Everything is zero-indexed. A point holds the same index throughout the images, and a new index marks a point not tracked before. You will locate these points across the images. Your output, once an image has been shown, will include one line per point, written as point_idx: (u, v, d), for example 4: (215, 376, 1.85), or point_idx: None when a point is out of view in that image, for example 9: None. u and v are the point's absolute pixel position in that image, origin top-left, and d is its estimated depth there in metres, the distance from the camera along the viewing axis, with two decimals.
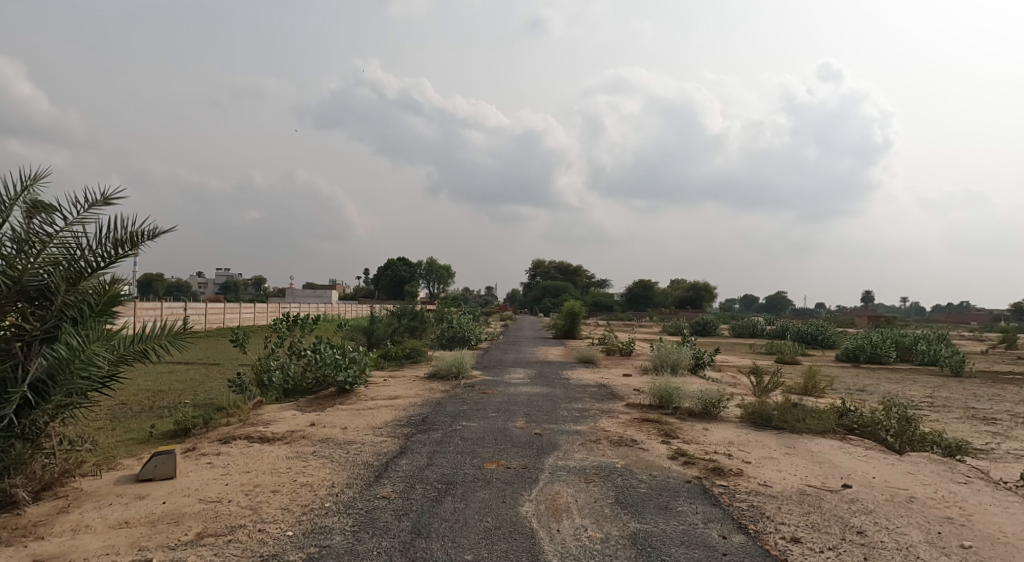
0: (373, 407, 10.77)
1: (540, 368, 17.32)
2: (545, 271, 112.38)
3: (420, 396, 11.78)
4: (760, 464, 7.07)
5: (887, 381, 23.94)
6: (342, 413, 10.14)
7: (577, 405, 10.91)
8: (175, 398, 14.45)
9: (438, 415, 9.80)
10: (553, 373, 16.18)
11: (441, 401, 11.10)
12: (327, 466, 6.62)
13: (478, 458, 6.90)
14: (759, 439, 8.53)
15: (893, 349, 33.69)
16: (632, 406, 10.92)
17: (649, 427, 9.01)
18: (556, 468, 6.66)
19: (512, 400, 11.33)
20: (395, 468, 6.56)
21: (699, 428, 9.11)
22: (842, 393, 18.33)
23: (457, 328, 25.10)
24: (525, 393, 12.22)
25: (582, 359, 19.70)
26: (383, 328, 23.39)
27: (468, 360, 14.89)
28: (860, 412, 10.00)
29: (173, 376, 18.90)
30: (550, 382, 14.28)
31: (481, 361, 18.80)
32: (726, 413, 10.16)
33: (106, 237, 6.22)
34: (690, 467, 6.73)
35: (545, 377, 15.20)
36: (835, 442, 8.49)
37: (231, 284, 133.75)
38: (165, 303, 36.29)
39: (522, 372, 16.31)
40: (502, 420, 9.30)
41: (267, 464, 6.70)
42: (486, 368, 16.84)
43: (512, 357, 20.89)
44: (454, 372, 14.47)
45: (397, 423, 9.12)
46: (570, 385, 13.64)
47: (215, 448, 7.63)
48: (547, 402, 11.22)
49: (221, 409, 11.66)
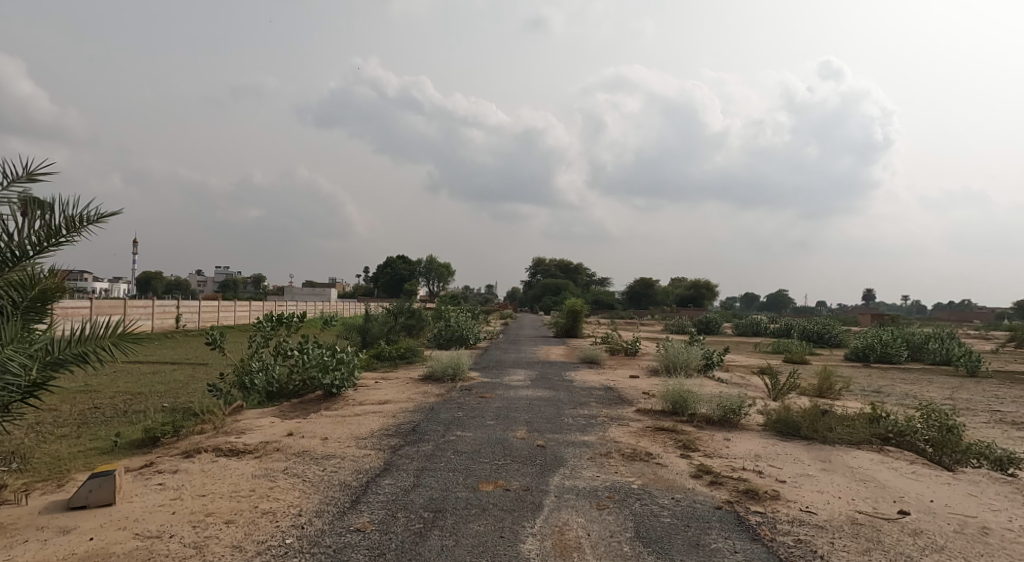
0: (360, 414, 9.85)
1: (541, 370, 16.39)
2: (545, 270, 111.41)
3: (412, 401, 10.87)
4: (797, 484, 6.15)
5: (902, 382, 23.03)
6: (326, 421, 9.22)
7: (582, 411, 9.99)
8: (153, 402, 13.56)
9: (430, 423, 8.88)
10: (556, 374, 15.25)
11: (435, 407, 10.17)
12: (296, 488, 5.70)
13: (472, 478, 5.98)
14: (789, 451, 7.60)
15: (904, 348, 32.79)
16: (643, 411, 10.01)
17: (664, 438, 8.08)
18: (562, 489, 5.74)
19: (512, 405, 10.42)
20: (375, 490, 5.64)
21: (720, 439, 8.18)
22: (859, 395, 17.42)
23: (456, 326, 24.18)
24: (526, 398, 11.30)
25: (586, 359, 18.80)
26: (378, 326, 22.46)
27: (465, 361, 13.97)
28: (895, 420, 9.08)
29: (156, 377, 17.96)
30: (553, 384, 13.36)
31: (479, 361, 17.88)
32: (748, 420, 9.25)
33: (34, 221, 5.35)
34: (718, 489, 5.79)
35: (547, 379, 14.29)
36: (873, 455, 7.58)
37: (231, 282, 132.89)
38: (156, 303, 35.31)
39: (523, 373, 15.38)
40: (501, 429, 8.38)
41: (227, 485, 5.77)
42: (485, 369, 15.92)
43: (512, 357, 19.94)
44: (450, 374, 13.54)
45: (384, 433, 8.19)
46: (574, 388, 12.74)
47: (174, 463, 6.72)
48: (550, 407, 10.29)
49: (196, 414, 10.74)
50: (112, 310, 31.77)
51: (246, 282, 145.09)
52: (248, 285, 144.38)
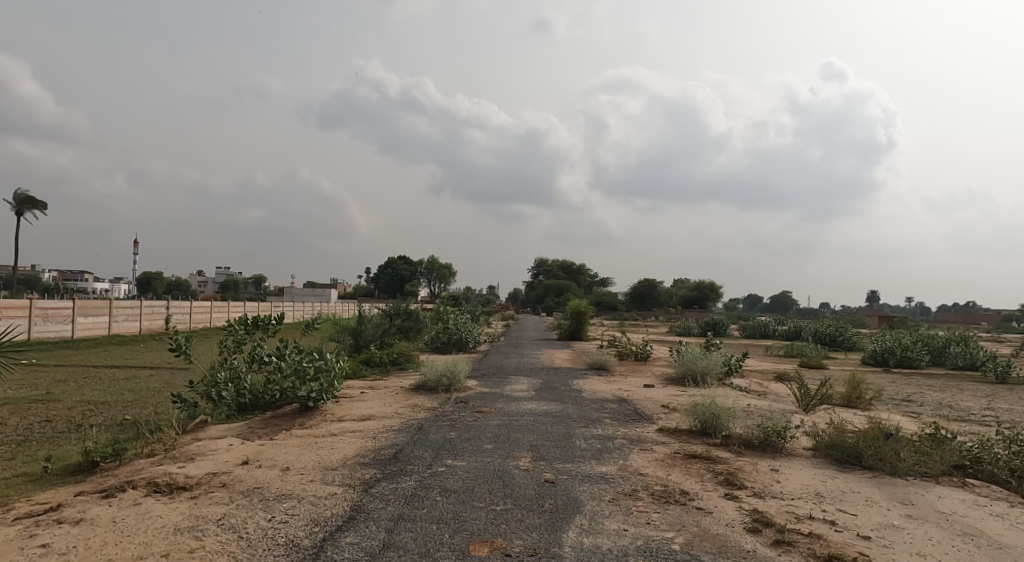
0: (336, 433, 8.44)
1: (546, 377, 14.92)
2: (548, 270, 109.92)
3: (400, 417, 9.46)
4: (886, 541, 4.72)
5: (929, 389, 21.56)
6: (294, 444, 7.78)
7: (595, 430, 8.57)
8: (114, 414, 12.15)
9: (416, 447, 7.46)
10: (562, 383, 13.81)
11: (425, 426, 8.74)
12: (224, 552, 4.27)
13: (463, 536, 4.55)
14: (858, 489, 6.14)
15: (925, 352, 31.30)
16: (667, 431, 8.57)
17: (699, 468, 6.65)
18: (581, 552, 4.31)
19: (514, 423, 8.99)
20: (332, 555, 4.22)
21: (767, 471, 6.71)
22: (892, 406, 16.00)
23: (454, 329, 22.72)
24: (530, 413, 9.87)
25: (595, 365, 17.35)
26: (371, 329, 21.01)
27: (462, 369, 12.52)
28: (970, 443, 7.63)
29: (127, 384, 16.54)
30: (559, 396, 11.92)
31: (478, 367, 16.47)
32: (793, 443, 7.79)
33: None
34: (789, 553, 4.36)
35: (553, 389, 12.85)
36: (960, 493, 6.14)
37: (231, 283, 131.39)
38: (145, 303, 33.89)
39: (526, 381, 13.94)
40: (501, 456, 6.96)
41: (135, 547, 4.37)
42: (484, 377, 14.48)
43: (514, 362, 18.49)
44: (445, 384, 12.11)
45: (358, 462, 6.76)
46: (584, 400, 11.32)
47: (85, 507, 5.32)
48: (558, 426, 8.84)
49: (151, 431, 9.35)
50: (96, 312, 30.31)
51: (247, 283, 143.68)
52: (249, 286, 143.00)
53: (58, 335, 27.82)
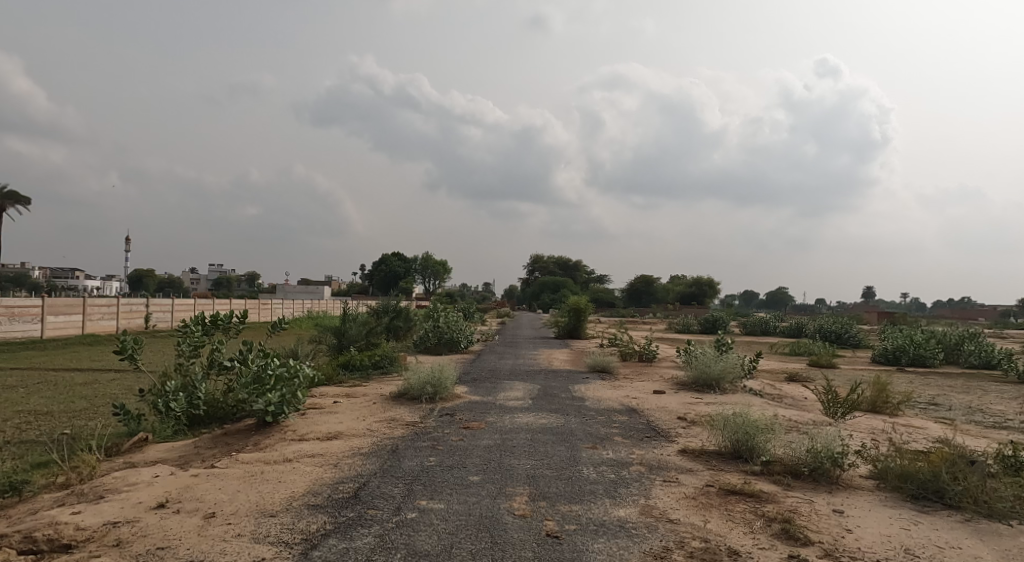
0: (292, 459, 6.94)
1: (545, 382, 13.46)
2: (544, 266, 108.45)
3: (372, 436, 7.97)
4: None
5: (952, 390, 20.19)
6: (235, 475, 6.27)
7: (605, 454, 7.09)
8: (51, 427, 10.59)
9: (385, 480, 5.97)
10: (562, 389, 12.34)
11: (400, 449, 7.24)
12: None
13: None
14: (957, 543, 4.67)
15: (938, 349, 29.95)
16: (693, 454, 7.10)
17: (745, 512, 5.18)
18: None
19: (508, 443, 7.52)
20: None
21: (829, 513, 5.26)
22: (921, 413, 14.63)
23: (445, 329, 21.22)
24: (527, 430, 8.39)
25: (597, 368, 15.90)
26: (357, 328, 19.50)
27: (449, 374, 11.03)
28: None
29: (82, 390, 14.97)
30: (560, 406, 10.44)
31: (470, 370, 15.00)
32: (851, 472, 6.32)
33: None
34: None
35: (552, 397, 11.39)
36: None
37: (224, 281, 129.79)
38: (122, 300, 32.27)
39: (522, 388, 12.49)
40: (490, 495, 5.48)
41: None
42: (475, 382, 13.01)
43: (509, 365, 16.99)
44: (429, 392, 10.64)
45: (307, 504, 5.25)
46: (589, 412, 9.86)
47: None
48: (560, 447, 7.36)
49: (76, 452, 7.82)
50: (69, 311, 28.71)
51: (241, 281, 141.66)
52: (242, 284, 141.25)
53: (25, 335, 26.19)
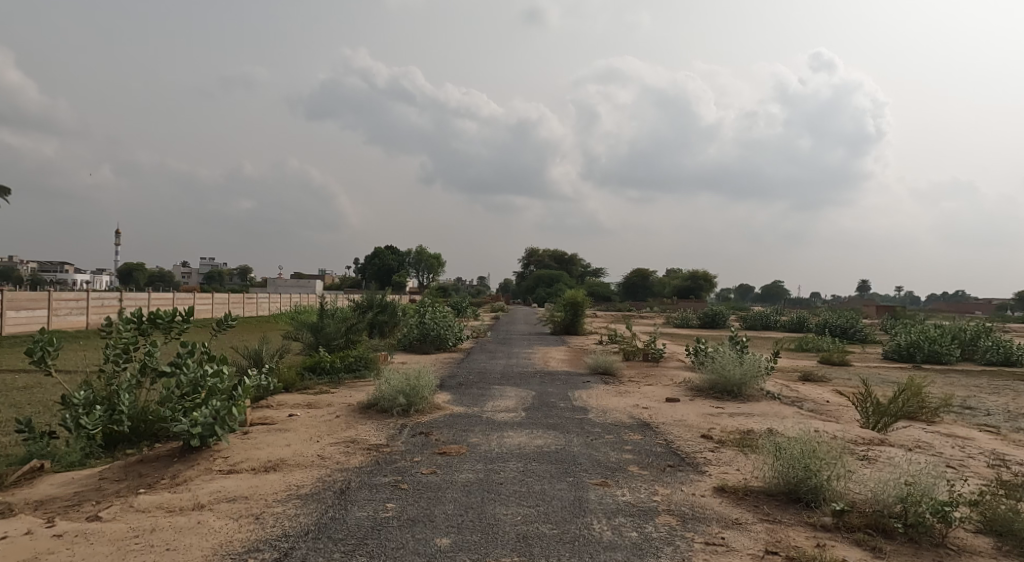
0: (203, 505, 5.19)
1: (540, 387, 11.76)
2: (539, 260, 106.65)
3: (320, 468, 6.25)
4: None
5: (981, 391, 18.57)
6: (114, 535, 4.54)
7: (620, 495, 5.40)
8: None
9: (317, 547, 4.25)
10: (559, 397, 10.66)
11: (352, 490, 5.53)
12: None
13: None
14: None
15: (954, 345, 28.40)
16: (736, 495, 5.42)
17: None
18: None
19: (493, 480, 5.81)
20: None
21: None
22: (962, 422, 13.03)
23: (431, 325, 19.51)
24: (517, 456, 6.68)
25: (598, 370, 14.20)
26: (334, 325, 17.76)
27: (426, 382, 9.32)
28: None
29: (16, 395, 13.17)
30: (559, 419, 8.76)
31: (456, 373, 13.30)
32: (959, 528, 4.64)
33: None
34: None
35: (549, 407, 9.71)
36: None
37: (215, 276, 127.42)
38: (92, 295, 30.35)
39: (513, 395, 10.80)
40: None
41: None
42: (461, 389, 11.30)
43: (501, 366, 15.27)
44: (402, 403, 8.92)
45: None
46: (593, 429, 8.17)
47: None
48: (561, 485, 5.65)
49: None
50: (31, 306, 26.80)
51: (233, 275, 139.68)
52: (235, 277, 139.35)
53: None
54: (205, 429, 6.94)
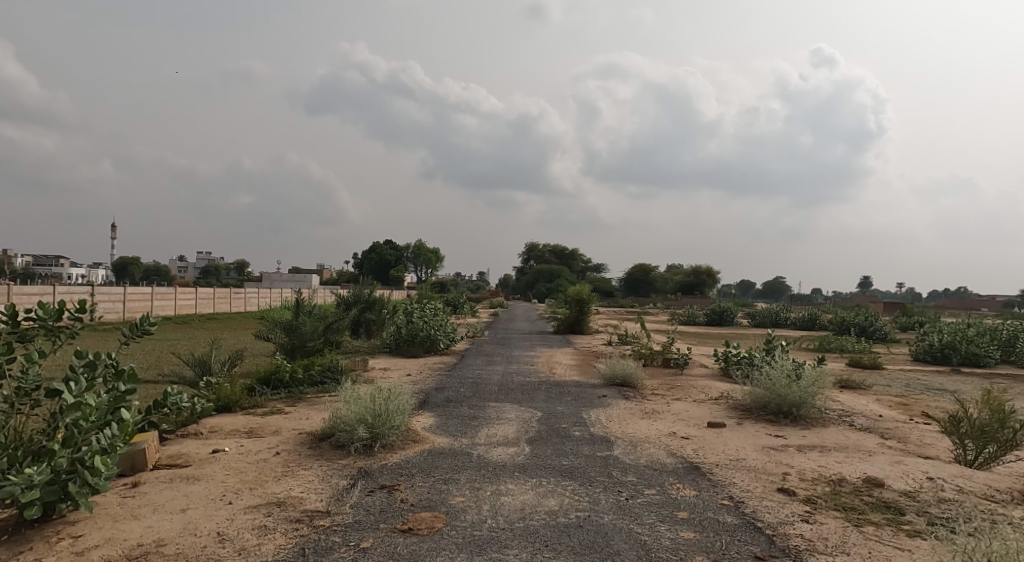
0: None
1: (547, 405, 9.45)
2: (539, 255, 104.26)
3: None
4: None
5: None
6: None
7: None
8: None
9: None
10: (574, 421, 8.33)
11: None
12: None
13: None
14: None
15: (993, 346, 26.00)
16: None
17: None
18: None
19: None
20: None
21: None
22: None
23: (421, 325, 17.17)
24: (519, 537, 4.37)
25: (615, 380, 11.88)
26: (311, 323, 15.38)
27: (399, 407, 6.99)
28: None
29: None
30: (577, 459, 6.45)
31: (446, 384, 10.98)
32: None
33: None
34: None
35: (562, 438, 7.39)
36: None
37: (211, 271, 124.88)
38: (59, 289, 27.89)
39: (515, 418, 8.47)
40: None
41: None
42: (448, 408, 8.98)
43: (499, 374, 12.96)
44: (364, 437, 6.61)
45: None
46: (624, 476, 5.87)
47: None
48: None
49: None
50: None
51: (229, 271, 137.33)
52: (230, 273, 136.84)
53: None
54: (47, 493, 4.60)
